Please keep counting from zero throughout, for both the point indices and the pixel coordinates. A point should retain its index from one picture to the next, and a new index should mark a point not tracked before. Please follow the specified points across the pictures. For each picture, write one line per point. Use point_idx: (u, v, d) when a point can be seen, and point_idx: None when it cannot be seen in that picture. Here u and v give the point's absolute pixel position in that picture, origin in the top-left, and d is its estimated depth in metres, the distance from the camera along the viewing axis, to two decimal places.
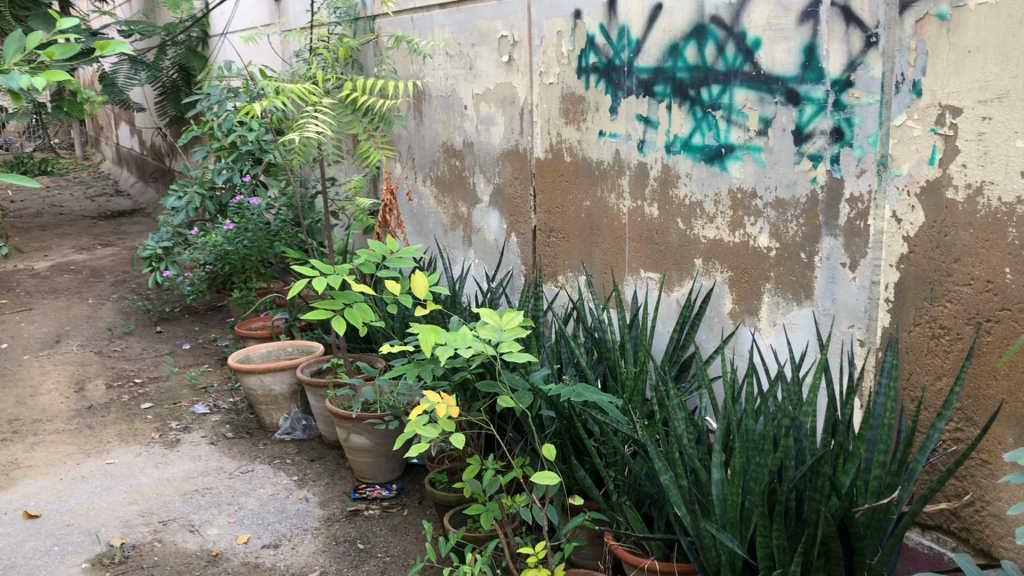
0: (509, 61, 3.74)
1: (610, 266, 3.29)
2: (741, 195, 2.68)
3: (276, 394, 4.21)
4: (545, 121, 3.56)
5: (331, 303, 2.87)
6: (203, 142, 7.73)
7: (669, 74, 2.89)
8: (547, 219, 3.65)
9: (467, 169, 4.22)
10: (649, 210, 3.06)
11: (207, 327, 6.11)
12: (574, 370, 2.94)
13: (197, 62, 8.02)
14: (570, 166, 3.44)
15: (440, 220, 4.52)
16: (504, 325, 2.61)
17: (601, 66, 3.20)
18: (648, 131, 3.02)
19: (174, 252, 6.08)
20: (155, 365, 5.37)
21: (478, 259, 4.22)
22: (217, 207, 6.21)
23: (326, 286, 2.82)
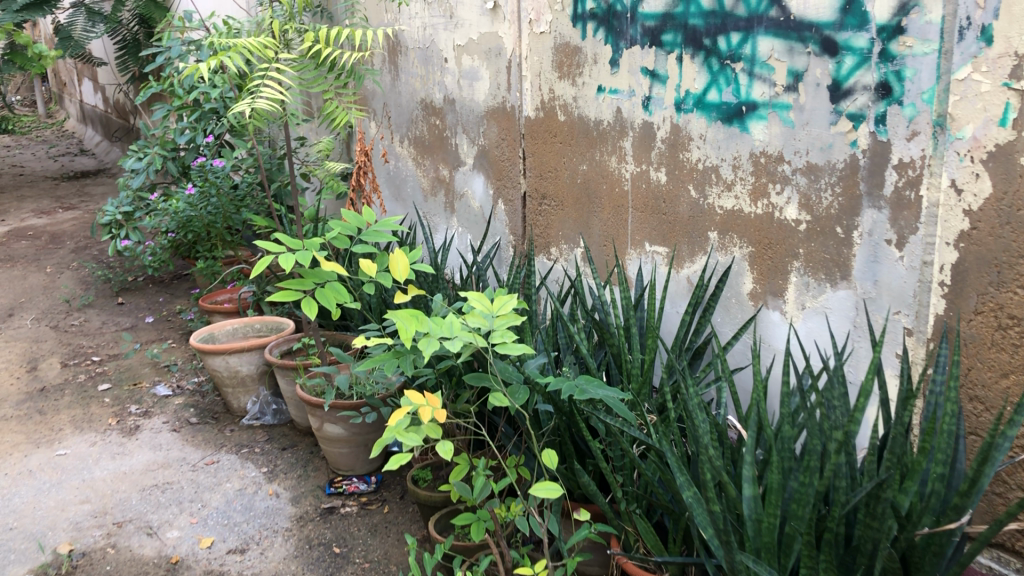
0: (495, 8, 3.36)
1: (610, 238, 2.96)
2: (765, 159, 2.34)
3: (243, 376, 3.88)
4: (535, 76, 3.21)
5: (299, 283, 2.52)
6: (165, 99, 7.27)
7: (680, 21, 2.54)
8: (539, 185, 3.31)
9: (448, 128, 3.86)
10: (655, 176, 2.72)
11: (173, 298, 5.74)
12: (573, 358, 2.63)
13: (158, 13, 7.51)
14: (565, 126, 3.10)
15: (420, 184, 4.16)
16: (496, 311, 2.28)
17: (599, 13, 2.84)
18: (654, 86, 2.67)
19: (134, 218, 5.68)
20: (114, 341, 5.00)
21: (462, 228, 3.87)
22: (180, 169, 5.81)
23: (294, 264, 2.46)
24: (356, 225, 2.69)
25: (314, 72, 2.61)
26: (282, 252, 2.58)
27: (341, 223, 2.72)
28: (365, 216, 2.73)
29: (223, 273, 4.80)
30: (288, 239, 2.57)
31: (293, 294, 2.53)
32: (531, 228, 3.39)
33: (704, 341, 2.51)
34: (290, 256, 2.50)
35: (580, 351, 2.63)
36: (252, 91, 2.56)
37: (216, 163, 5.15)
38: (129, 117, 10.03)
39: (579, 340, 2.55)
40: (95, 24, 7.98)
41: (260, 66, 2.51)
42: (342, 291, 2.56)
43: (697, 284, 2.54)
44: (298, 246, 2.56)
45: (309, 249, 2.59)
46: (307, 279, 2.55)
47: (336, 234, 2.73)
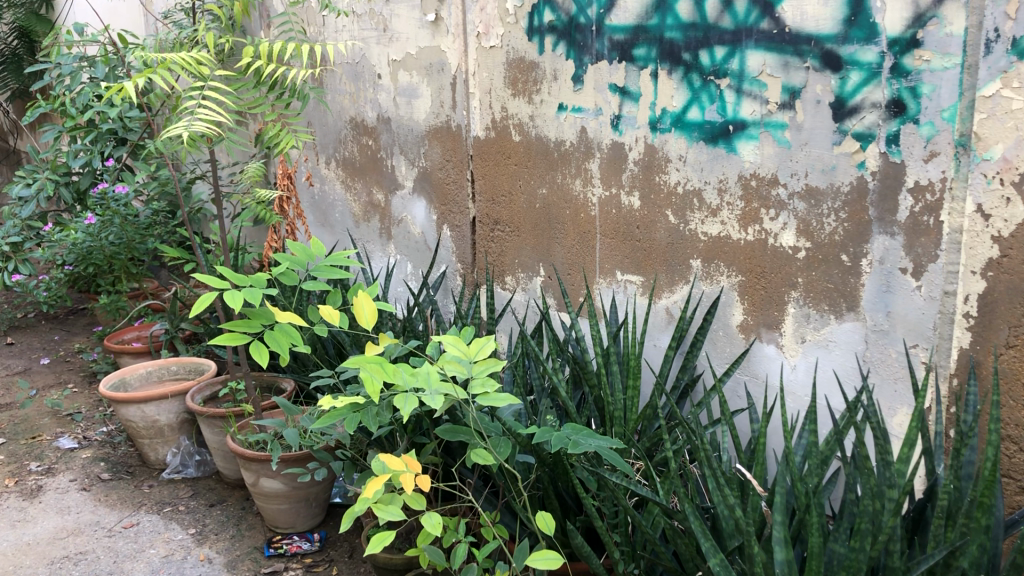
0: (437, 20, 3.13)
1: (576, 266, 2.75)
2: (756, 182, 2.18)
3: (161, 426, 3.50)
4: (485, 93, 2.99)
5: (247, 324, 2.24)
6: (53, 119, 6.74)
7: (654, 34, 2.36)
8: (491, 209, 3.09)
9: (383, 149, 3.60)
10: (627, 200, 2.53)
11: (70, 336, 5.25)
12: (549, 401, 2.40)
13: (42, 26, 6.98)
14: (520, 148, 2.89)
15: (351, 209, 3.88)
16: (474, 357, 2.05)
17: (559, 26, 2.64)
18: (625, 104, 2.48)
19: (23, 249, 5.18)
20: (6, 388, 4.51)
21: (403, 256, 3.61)
22: (75, 194, 5.35)
23: (243, 302, 2.18)
24: (304, 258, 2.43)
25: (254, 91, 2.33)
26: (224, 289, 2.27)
27: (285, 255, 2.45)
28: (313, 248, 2.47)
29: (130, 309, 4.39)
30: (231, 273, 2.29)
31: (239, 336, 2.24)
32: (483, 255, 3.17)
33: (692, 378, 2.33)
34: (237, 294, 2.22)
35: (556, 394, 2.41)
36: (184, 115, 2.26)
37: (118, 190, 4.72)
38: (7, 138, 9.34)
39: (558, 383, 2.33)
40: None
41: (193, 86, 2.22)
42: (294, 332, 2.30)
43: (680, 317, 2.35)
44: (243, 281, 2.28)
45: (255, 285, 2.31)
46: (254, 319, 2.28)
47: (284, 270, 2.43)
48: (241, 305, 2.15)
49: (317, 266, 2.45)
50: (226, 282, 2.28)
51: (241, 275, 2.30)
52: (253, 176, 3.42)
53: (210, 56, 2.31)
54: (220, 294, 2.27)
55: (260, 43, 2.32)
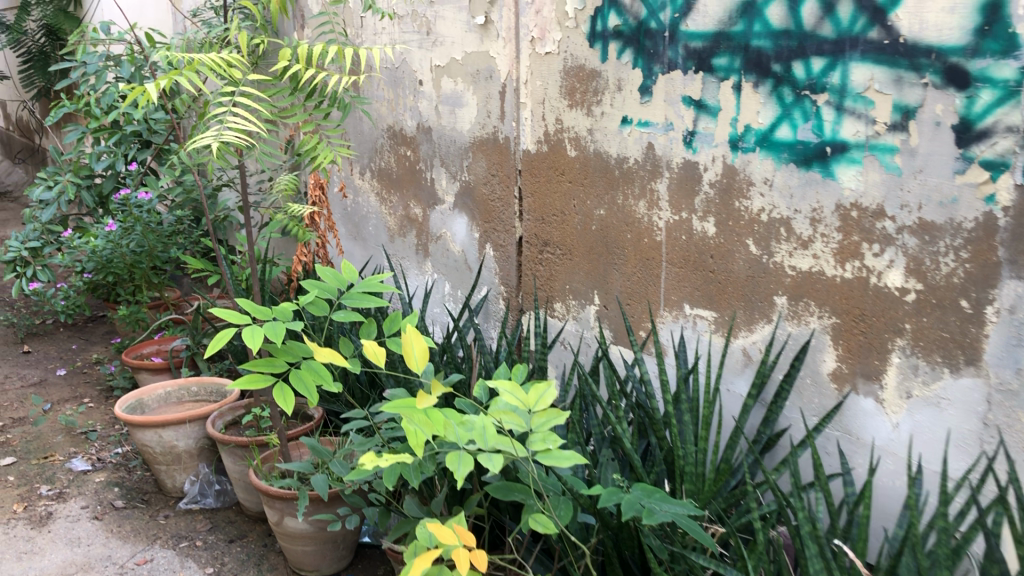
0: (486, 23, 2.88)
1: (638, 297, 2.48)
2: (857, 212, 1.91)
3: (180, 452, 3.27)
4: (538, 103, 2.73)
5: (270, 363, 2.02)
6: (77, 119, 6.56)
7: (739, 42, 2.10)
8: (540, 229, 2.81)
9: (422, 160, 3.36)
10: (700, 226, 2.27)
11: (88, 346, 5.05)
12: (611, 450, 2.15)
13: (69, 23, 6.80)
14: (576, 163, 2.63)
15: (386, 223, 3.64)
16: (533, 407, 1.78)
17: (626, 32, 2.39)
18: (701, 119, 2.22)
19: (42, 254, 4.99)
20: (20, 401, 4.31)
21: (441, 276, 3.36)
22: (97, 199, 5.15)
23: (264, 341, 1.97)
24: (336, 285, 2.19)
25: (291, 98, 2.10)
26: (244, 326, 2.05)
27: (315, 283, 2.22)
28: (345, 274, 2.24)
29: (151, 322, 4.17)
30: (253, 308, 2.08)
31: (262, 376, 2.02)
32: (530, 279, 2.89)
33: (776, 431, 2.06)
34: (258, 330, 2.00)
35: (619, 443, 2.16)
36: (213, 122, 2.03)
37: (141, 196, 4.51)
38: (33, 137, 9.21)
39: (621, 433, 2.08)
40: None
41: (223, 91, 1.99)
42: (323, 370, 2.07)
43: (762, 361, 2.09)
44: (266, 316, 2.06)
45: (280, 318, 2.09)
46: (278, 357, 2.05)
47: (312, 299, 2.17)
48: (261, 345, 1.93)
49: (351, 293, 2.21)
50: (248, 317, 2.07)
51: (264, 309, 2.08)
52: (284, 188, 3.18)
53: (243, 59, 2.08)
54: (241, 331, 2.06)
55: (299, 45, 2.09)
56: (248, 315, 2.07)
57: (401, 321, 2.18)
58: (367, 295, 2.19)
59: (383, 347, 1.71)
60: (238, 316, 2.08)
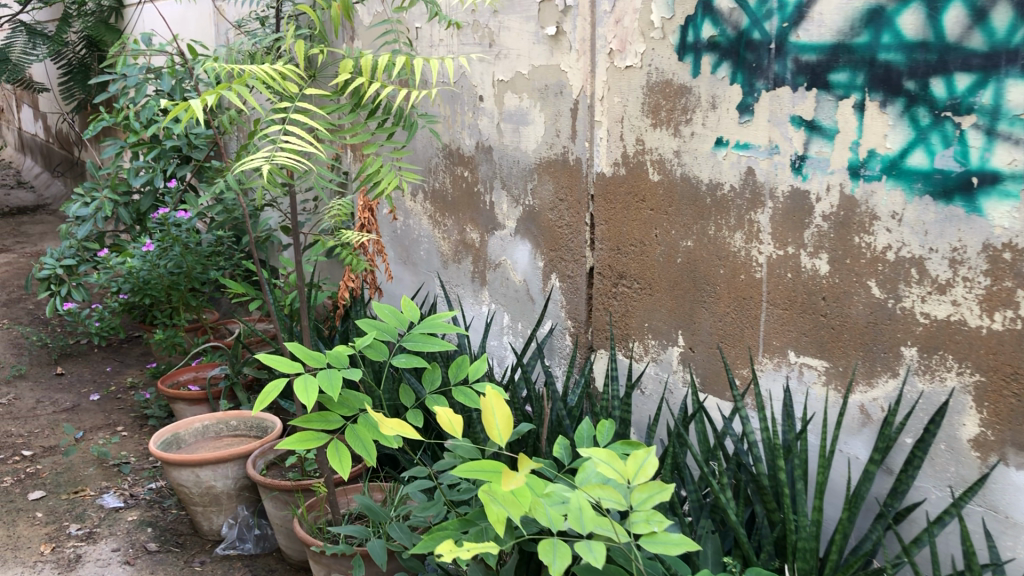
0: (557, 35, 2.64)
1: (732, 340, 2.21)
2: (1010, 255, 1.64)
3: (218, 492, 3.04)
4: (616, 122, 2.48)
5: (324, 419, 1.76)
6: (117, 133, 6.43)
7: (863, 56, 1.83)
8: (615, 260, 2.55)
9: (481, 182, 3.12)
10: (810, 263, 2.00)
11: (123, 368, 4.87)
12: (710, 521, 1.88)
13: (110, 35, 6.68)
14: (659, 189, 2.37)
15: (439, 247, 3.41)
16: (633, 482, 1.50)
17: (723, 43, 2.13)
18: (813, 142, 1.96)
19: (77, 273, 4.81)
20: (51, 428, 4.11)
21: (500, 306, 3.10)
22: (134, 215, 4.97)
23: (318, 394, 1.69)
24: (396, 326, 1.92)
25: (352, 115, 1.86)
26: (297, 374, 1.78)
27: (373, 323, 1.96)
28: (405, 313, 1.97)
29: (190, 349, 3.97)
30: (304, 353, 1.81)
31: (315, 434, 1.77)
32: (602, 315, 2.62)
33: (906, 505, 1.78)
34: (313, 380, 1.73)
35: (720, 513, 1.89)
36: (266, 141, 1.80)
37: (181, 215, 4.33)
38: (73, 150, 9.13)
39: (725, 503, 1.81)
40: (37, 46, 7.14)
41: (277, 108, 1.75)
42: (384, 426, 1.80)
43: (888, 423, 1.81)
44: (319, 364, 1.79)
45: (334, 364, 1.82)
46: (333, 411, 1.79)
47: (373, 340, 1.91)
48: (314, 400, 1.65)
49: (412, 334, 1.95)
50: (299, 364, 1.81)
51: (317, 355, 1.81)
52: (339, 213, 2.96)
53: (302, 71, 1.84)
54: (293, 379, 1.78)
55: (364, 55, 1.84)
56: (299, 362, 1.80)
57: (469, 367, 1.91)
58: (431, 337, 1.93)
59: (457, 415, 1.44)
60: (287, 361, 1.82)
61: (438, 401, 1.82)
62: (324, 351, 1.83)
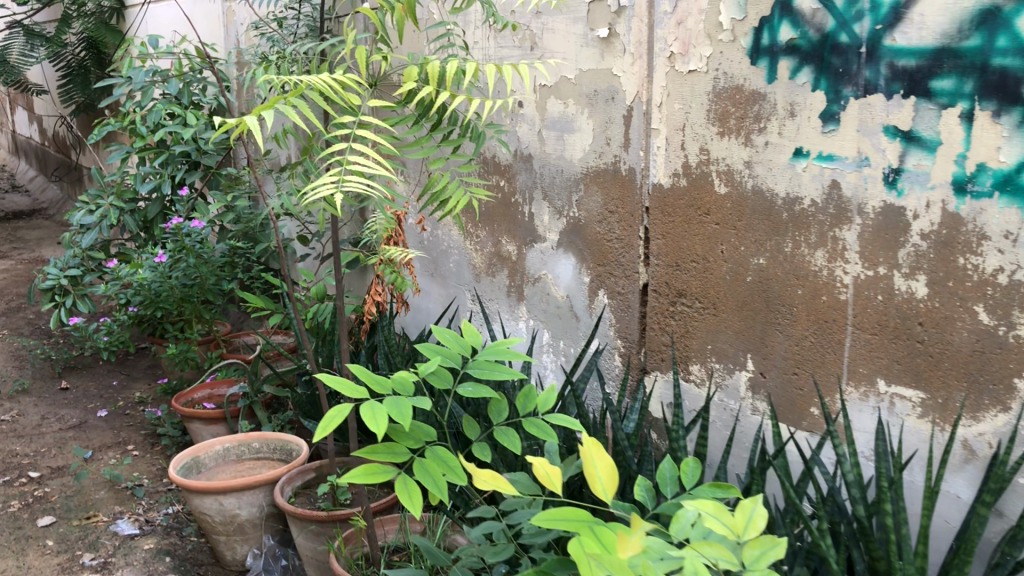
0: (609, 36, 2.47)
1: (811, 366, 2.06)
2: None
3: (242, 521, 2.87)
4: (676, 130, 2.31)
5: (389, 452, 1.61)
6: (119, 137, 6.23)
7: (973, 61, 1.68)
8: (673, 277, 2.38)
9: (518, 192, 2.95)
10: (905, 286, 1.85)
11: (130, 382, 4.68)
12: (805, 569, 1.72)
13: (111, 36, 6.48)
14: (726, 203, 2.21)
15: (471, 259, 3.23)
16: (743, 537, 1.34)
17: (804, 47, 1.97)
18: (911, 154, 1.80)
19: (82, 283, 4.62)
20: (58, 447, 3.93)
21: (540, 322, 2.92)
22: (141, 223, 4.78)
23: (389, 424, 1.51)
24: (460, 351, 1.76)
25: (415, 128, 1.71)
26: (361, 400, 1.61)
27: (434, 347, 1.80)
28: (469, 338, 1.81)
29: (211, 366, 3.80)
30: (366, 378, 1.65)
31: (380, 467, 1.61)
32: (658, 335, 2.45)
33: None
34: (380, 408, 1.55)
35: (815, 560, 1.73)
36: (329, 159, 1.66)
37: (194, 224, 4.09)
38: (70, 153, 8.93)
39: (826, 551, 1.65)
40: (35, 48, 6.94)
41: (338, 122, 1.61)
42: (452, 460, 1.63)
43: (1005, 464, 1.65)
44: (384, 389, 1.63)
45: (399, 391, 1.66)
46: (399, 443, 1.64)
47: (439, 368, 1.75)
48: (384, 428, 1.49)
49: (478, 362, 1.78)
50: (362, 388, 1.63)
51: (380, 380, 1.65)
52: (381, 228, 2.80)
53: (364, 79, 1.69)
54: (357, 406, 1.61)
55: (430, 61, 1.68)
56: (361, 386, 1.64)
57: (538, 398, 1.74)
58: (497, 364, 1.76)
59: (555, 469, 1.40)
60: (348, 385, 1.64)
61: (509, 436, 1.66)
62: (388, 376, 1.67)
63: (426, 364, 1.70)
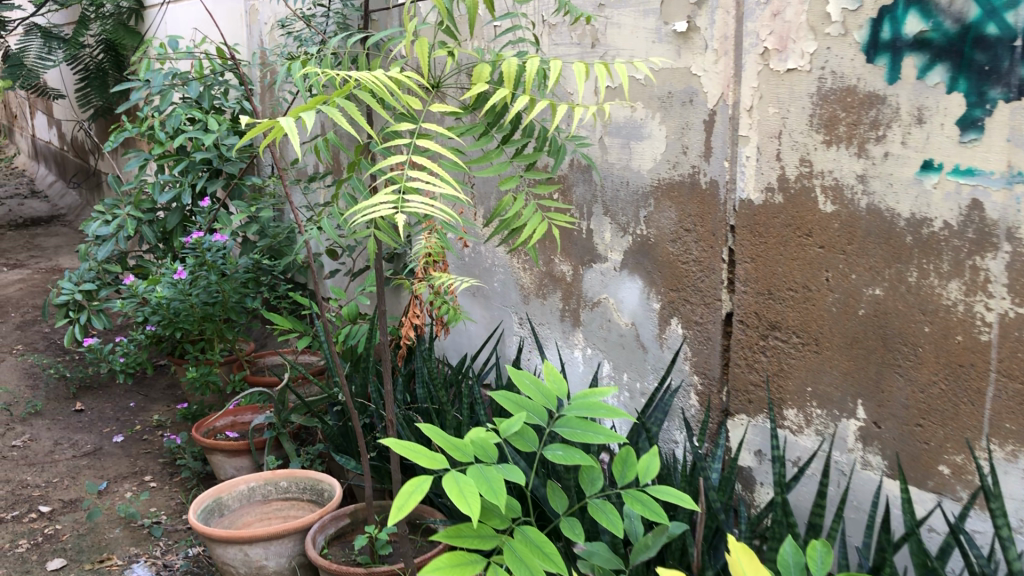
0: (688, 30, 2.16)
1: (939, 418, 1.75)
2: None
3: (270, 573, 2.58)
4: (771, 138, 2.01)
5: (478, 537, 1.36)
6: (137, 143, 5.98)
7: None
8: (766, 307, 2.07)
9: (575, 207, 2.63)
10: None
11: (148, 403, 4.42)
12: None
13: (129, 39, 6.26)
14: (834, 222, 1.90)
15: (518, 279, 2.91)
16: None
17: (938, 41, 1.67)
18: None
19: (97, 299, 4.36)
20: (71, 477, 3.66)
21: (599, 351, 2.60)
22: (159, 235, 4.51)
23: (479, 503, 1.23)
24: (544, 405, 1.46)
25: (484, 139, 1.41)
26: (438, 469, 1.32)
27: (512, 399, 1.50)
28: (551, 385, 1.51)
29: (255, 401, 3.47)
30: (442, 441, 1.37)
31: (467, 557, 1.36)
32: (744, 373, 2.15)
33: None
34: (466, 480, 1.28)
35: None
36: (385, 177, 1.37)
37: (216, 238, 3.79)
38: (89, 159, 8.72)
39: None
40: (53, 51, 6.71)
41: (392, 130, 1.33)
42: (546, 545, 1.39)
43: None
44: (465, 455, 1.36)
45: (479, 457, 1.39)
46: (485, 524, 1.40)
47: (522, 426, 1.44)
48: (476, 508, 1.21)
49: (565, 419, 1.48)
50: (439, 454, 1.35)
51: (458, 444, 1.37)
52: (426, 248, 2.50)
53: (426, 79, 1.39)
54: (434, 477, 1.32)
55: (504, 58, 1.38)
56: (437, 451, 1.35)
57: (638, 465, 1.48)
58: (589, 423, 1.46)
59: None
60: (420, 451, 1.34)
61: (607, 513, 1.41)
62: (466, 439, 1.39)
63: (509, 422, 1.41)
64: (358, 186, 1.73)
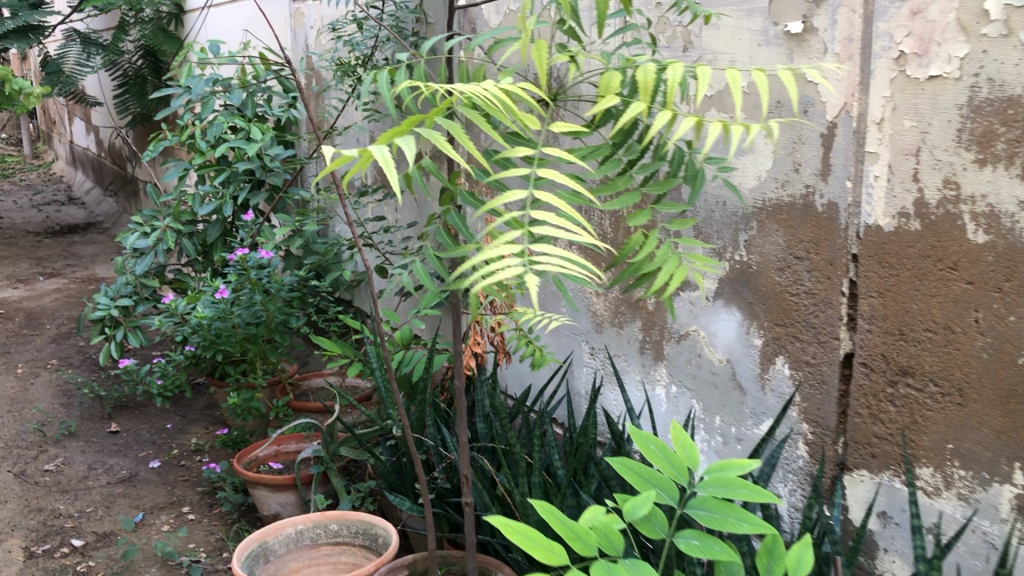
0: (803, 31, 1.90)
1: None
2: None
3: None
4: (906, 155, 1.74)
5: None
6: (176, 152, 5.81)
7: None
8: (896, 349, 1.80)
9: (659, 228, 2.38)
10: None
11: (186, 425, 4.22)
12: None
13: (169, 44, 6.11)
14: (987, 255, 1.63)
15: (591, 305, 2.64)
16: None
17: None
18: None
19: (135, 315, 4.17)
20: (106, 506, 3.46)
21: (687, 390, 2.33)
22: (198, 248, 4.32)
23: None
24: (674, 482, 1.23)
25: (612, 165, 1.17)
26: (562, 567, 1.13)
27: (635, 470, 1.26)
28: (682, 453, 1.27)
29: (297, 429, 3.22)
30: (560, 528, 1.16)
31: None
32: (867, 423, 1.88)
33: None
34: None
35: None
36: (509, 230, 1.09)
37: (261, 254, 3.57)
38: (127, 166, 8.61)
39: None
40: (91, 56, 6.57)
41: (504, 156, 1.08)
42: None
43: None
44: (586, 548, 1.14)
45: (604, 548, 1.16)
46: None
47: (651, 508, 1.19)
48: None
49: (700, 495, 1.24)
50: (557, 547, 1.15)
51: (578, 532, 1.16)
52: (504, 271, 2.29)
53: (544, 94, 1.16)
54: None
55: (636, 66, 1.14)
56: (555, 542, 1.15)
57: (786, 555, 1.22)
58: (728, 504, 1.22)
59: None
60: (540, 542, 1.15)
61: None
62: (586, 525, 1.17)
63: (636, 502, 1.17)
64: (460, 221, 1.45)
